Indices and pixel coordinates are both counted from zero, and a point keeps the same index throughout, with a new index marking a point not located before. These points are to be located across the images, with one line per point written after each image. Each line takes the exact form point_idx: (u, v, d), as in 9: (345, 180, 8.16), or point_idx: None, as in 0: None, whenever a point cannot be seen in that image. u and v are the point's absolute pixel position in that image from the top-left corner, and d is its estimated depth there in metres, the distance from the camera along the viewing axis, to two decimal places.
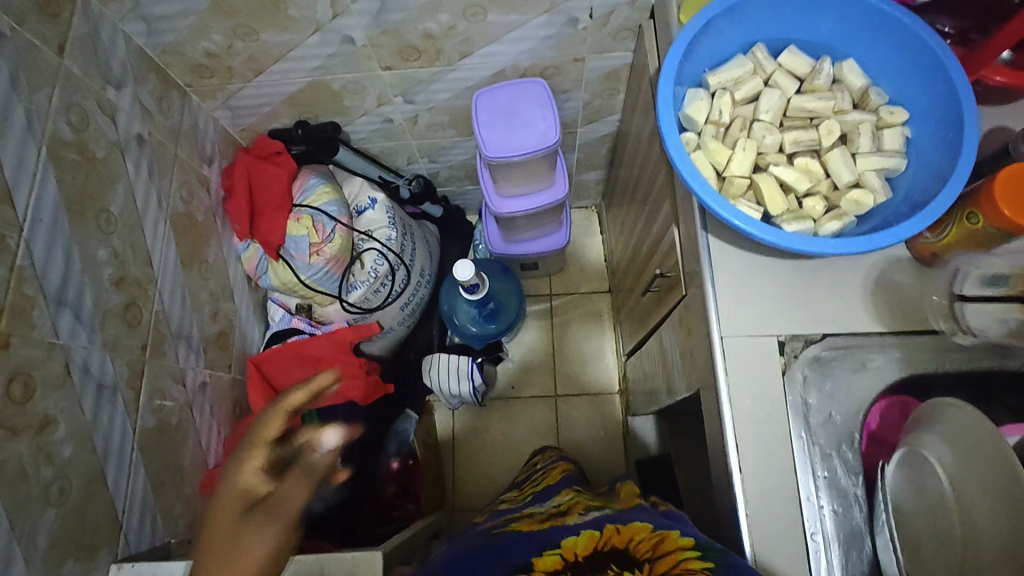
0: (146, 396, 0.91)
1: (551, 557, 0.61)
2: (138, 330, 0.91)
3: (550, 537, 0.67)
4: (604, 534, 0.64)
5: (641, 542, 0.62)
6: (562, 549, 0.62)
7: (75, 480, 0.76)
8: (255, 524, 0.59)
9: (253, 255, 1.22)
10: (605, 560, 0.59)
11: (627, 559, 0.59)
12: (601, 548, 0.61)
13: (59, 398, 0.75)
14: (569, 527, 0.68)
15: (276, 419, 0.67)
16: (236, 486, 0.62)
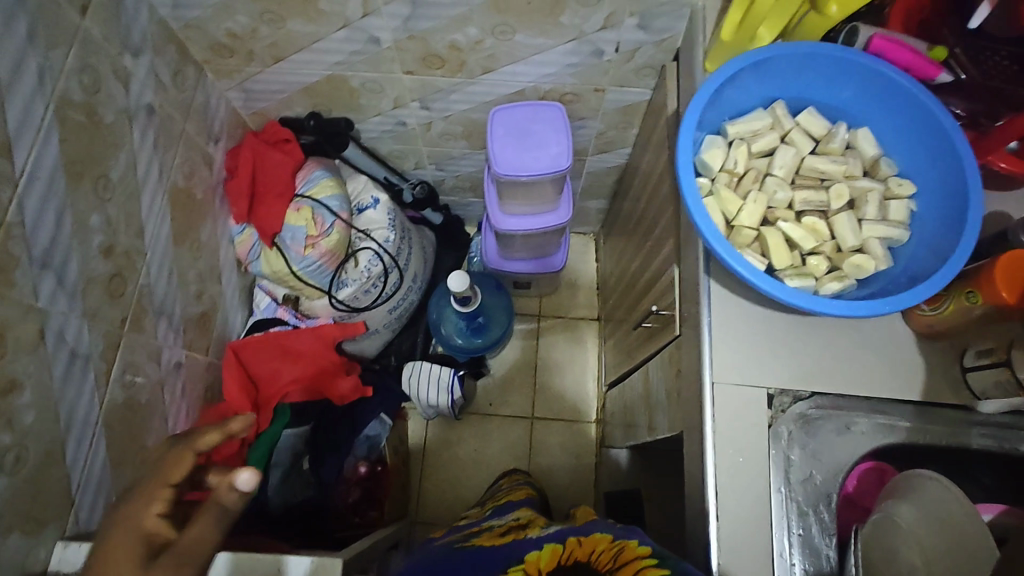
0: (118, 370, 0.88)
1: (516, 573, 0.58)
2: (120, 302, 0.88)
3: (511, 552, 0.65)
4: (566, 546, 0.63)
5: (603, 554, 0.62)
6: (526, 565, 0.60)
7: (33, 450, 0.73)
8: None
9: (247, 240, 1.20)
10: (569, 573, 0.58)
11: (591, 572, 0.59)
12: (563, 562, 0.61)
13: (28, 362, 0.72)
14: (529, 542, 0.67)
15: (188, 460, 0.59)
16: (141, 526, 0.55)
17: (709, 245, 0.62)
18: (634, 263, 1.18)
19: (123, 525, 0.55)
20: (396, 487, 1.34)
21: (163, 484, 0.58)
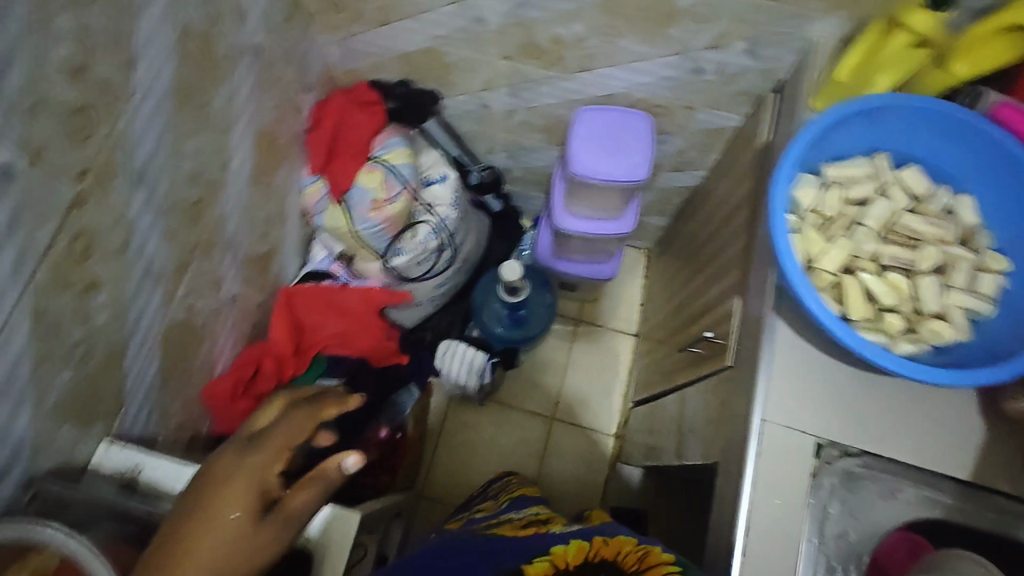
0: (183, 292, 0.92)
1: (540, 564, 0.64)
2: (196, 228, 0.92)
3: (532, 544, 0.68)
4: (593, 544, 0.67)
5: (629, 554, 0.66)
6: (551, 557, 0.65)
7: (99, 350, 0.77)
8: (269, 525, 0.61)
9: (316, 192, 1.22)
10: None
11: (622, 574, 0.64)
12: (590, 560, 0.65)
13: (110, 267, 0.76)
14: (552, 535, 0.70)
15: (307, 425, 0.70)
16: (261, 472, 0.64)
17: (799, 297, 0.61)
18: (689, 290, 1.15)
19: (249, 469, 0.63)
20: (410, 458, 1.37)
21: (284, 448, 0.66)
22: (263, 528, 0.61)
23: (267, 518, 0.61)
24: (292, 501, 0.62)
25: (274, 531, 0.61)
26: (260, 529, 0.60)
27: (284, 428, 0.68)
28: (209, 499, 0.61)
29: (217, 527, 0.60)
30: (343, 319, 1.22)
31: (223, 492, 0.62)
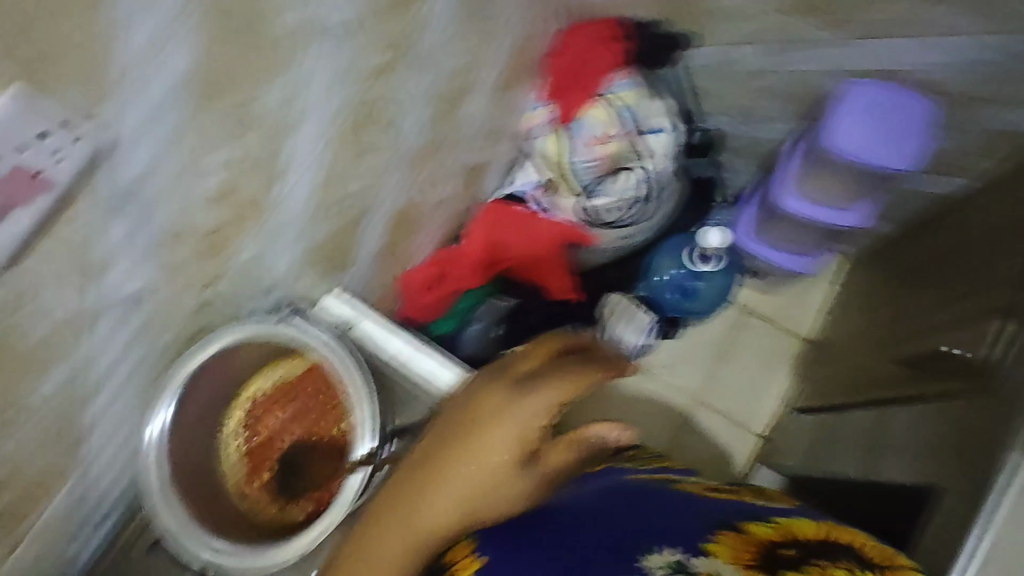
0: (417, 182, 1.00)
1: (763, 528, 0.62)
2: (442, 125, 0.98)
3: (735, 510, 0.67)
4: (814, 522, 0.62)
5: (845, 535, 0.60)
6: (778, 525, 0.62)
7: (353, 211, 0.86)
8: (530, 477, 0.65)
9: (538, 119, 1.24)
10: (817, 554, 0.57)
11: (853, 560, 0.56)
12: (810, 536, 0.60)
13: (379, 141, 0.83)
14: (752, 505, 0.68)
15: (578, 384, 0.70)
16: (529, 425, 0.66)
17: None
18: (929, 312, 1.00)
19: (512, 420, 0.66)
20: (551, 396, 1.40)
21: (553, 406, 0.67)
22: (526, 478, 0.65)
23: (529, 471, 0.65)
24: (552, 458, 0.66)
25: (535, 481, 0.65)
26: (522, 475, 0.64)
27: (555, 383, 0.69)
28: (477, 434, 0.66)
29: (484, 465, 0.64)
30: (532, 244, 1.21)
31: (489, 436, 0.65)
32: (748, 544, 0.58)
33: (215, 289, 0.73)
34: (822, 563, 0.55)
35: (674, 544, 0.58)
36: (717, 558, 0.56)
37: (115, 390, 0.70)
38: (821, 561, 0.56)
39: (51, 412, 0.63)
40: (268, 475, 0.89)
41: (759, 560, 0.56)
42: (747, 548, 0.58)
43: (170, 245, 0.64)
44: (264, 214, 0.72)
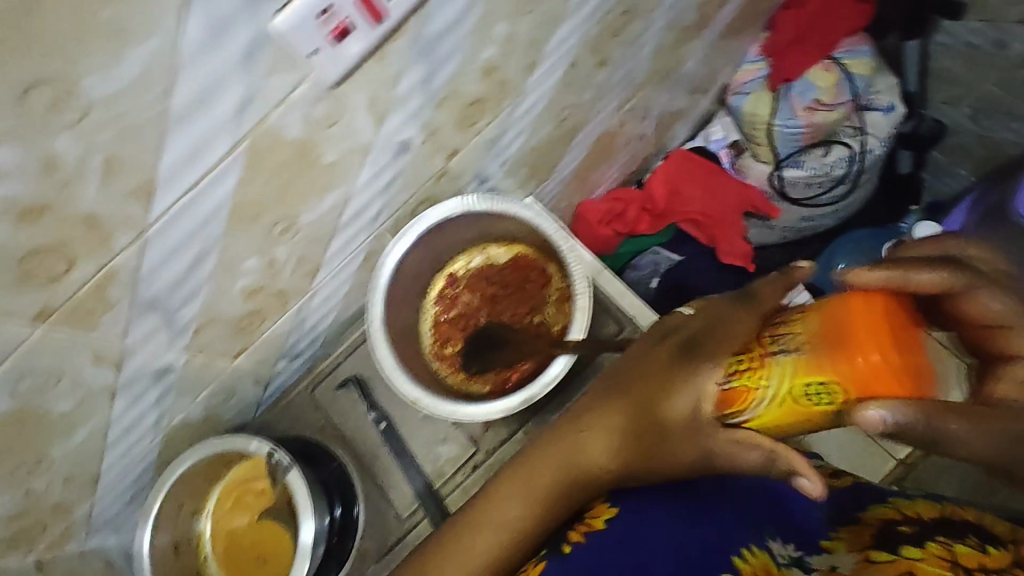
0: (627, 106, 0.98)
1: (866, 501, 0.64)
2: (670, 53, 0.96)
3: (872, 496, 0.62)
4: (945, 505, 0.55)
5: (998, 526, 0.50)
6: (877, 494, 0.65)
7: (571, 122, 0.87)
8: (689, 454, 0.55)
9: (753, 73, 1.16)
10: (937, 530, 0.51)
11: (978, 536, 0.49)
12: (947, 518, 0.52)
13: (619, 55, 0.83)
14: (876, 488, 0.64)
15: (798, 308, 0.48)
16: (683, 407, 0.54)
17: None
18: None
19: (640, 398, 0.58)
20: None
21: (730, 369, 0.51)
22: (675, 455, 0.55)
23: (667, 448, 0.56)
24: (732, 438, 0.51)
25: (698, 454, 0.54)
26: (671, 451, 0.55)
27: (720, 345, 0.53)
28: (585, 422, 0.60)
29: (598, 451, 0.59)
30: (713, 202, 1.16)
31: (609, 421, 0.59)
32: (873, 526, 0.57)
33: (450, 163, 0.73)
34: (947, 539, 0.49)
35: (792, 544, 0.59)
36: (838, 552, 0.57)
37: (345, 239, 0.70)
38: (941, 538, 0.49)
39: (301, 243, 0.64)
40: (450, 351, 0.76)
41: (874, 542, 0.54)
42: (871, 535, 0.56)
43: (442, 108, 0.64)
44: (515, 96, 0.72)
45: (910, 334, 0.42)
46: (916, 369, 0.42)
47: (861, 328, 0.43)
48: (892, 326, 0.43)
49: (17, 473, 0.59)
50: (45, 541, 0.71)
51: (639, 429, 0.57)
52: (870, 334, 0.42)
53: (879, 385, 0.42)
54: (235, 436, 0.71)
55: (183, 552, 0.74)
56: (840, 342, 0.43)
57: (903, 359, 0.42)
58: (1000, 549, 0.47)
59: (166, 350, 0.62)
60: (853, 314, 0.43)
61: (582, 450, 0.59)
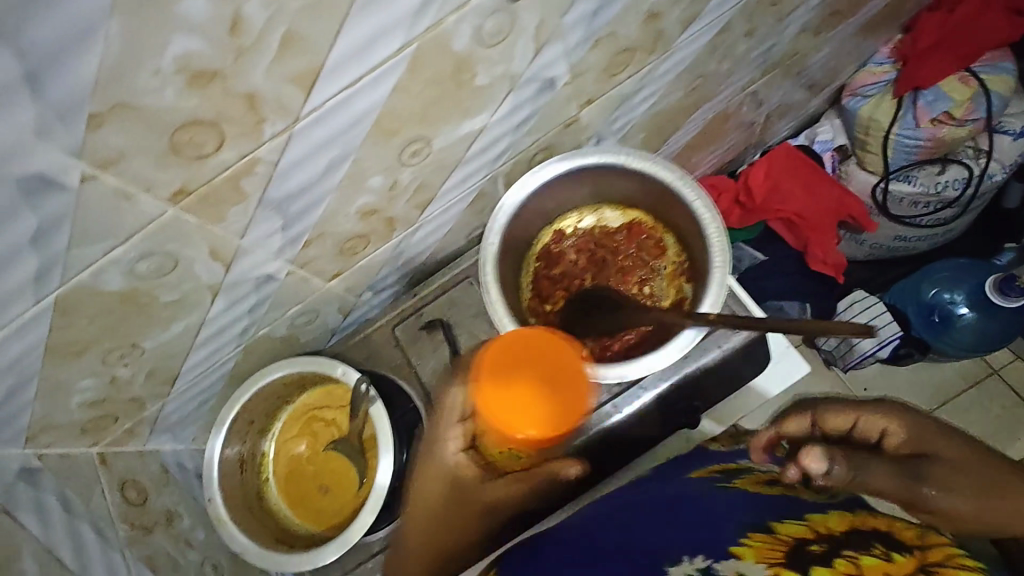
0: (751, 88, 0.93)
1: (794, 526, 0.56)
2: (810, 39, 0.90)
3: (780, 508, 0.60)
4: (856, 516, 0.57)
5: (908, 533, 0.54)
6: (810, 523, 0.56)
7: (700, 93, 0.82)
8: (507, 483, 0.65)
9: (877, 75, 1.09)
10: (846, 545, 0.51)
11: (882, 545, 0.51)
12: (855, 529, 0.54)
13: (768, 30, 0.78)
14: (795, 501, 0.62)
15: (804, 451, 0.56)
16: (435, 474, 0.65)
17: None
18: None
19: (429, 477, 0.65)
20: None
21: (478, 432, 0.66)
22: (483, 490, 0.65)
23: (484, 491, 0.65)
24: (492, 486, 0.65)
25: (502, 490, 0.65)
26: (483, 495, 0.65)
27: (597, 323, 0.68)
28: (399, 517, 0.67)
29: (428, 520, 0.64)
30: (812, 204, 1.11)
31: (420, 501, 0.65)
32: (779, 542, 0.53)
33: (581, 113, 0.69)
34: (854, 555, 0.49)
35: (702, 554, 0.53)
36: (745, 559, 0.50)
37: (464, 174, 0.66)
38: (849, 552, 0.49)
39: (425, 170, 0.61)
40: (550, 309, 0.73)
41: (785, 557, 0.49)
42: (780, 549, 0.51)
43: (598, 50, 0.60)
44: (664, 52, 0.67)
45: (564, 349, 0.62)
46: (578, 392, 0.61)
47: (520, 375, 0.61)
48: (564, 367, 0.62)
49: (110, 357, 0.58)
50: (116, 432, 0.70)
51: (457, 488, 0.65)
52: (524, 398, 0.60)
53: (522, 419, 0.60)
54: (320, 358, 0.69)
55: (248, 469, 0.72)
56: (493, 396, 0.60)
57: (553, 409, 0.60)
58: (905, 555, 0.50)
59: (273, 258, 0.60)
60: (492, 374, 0.60)
61: (421, 520, 0.65)
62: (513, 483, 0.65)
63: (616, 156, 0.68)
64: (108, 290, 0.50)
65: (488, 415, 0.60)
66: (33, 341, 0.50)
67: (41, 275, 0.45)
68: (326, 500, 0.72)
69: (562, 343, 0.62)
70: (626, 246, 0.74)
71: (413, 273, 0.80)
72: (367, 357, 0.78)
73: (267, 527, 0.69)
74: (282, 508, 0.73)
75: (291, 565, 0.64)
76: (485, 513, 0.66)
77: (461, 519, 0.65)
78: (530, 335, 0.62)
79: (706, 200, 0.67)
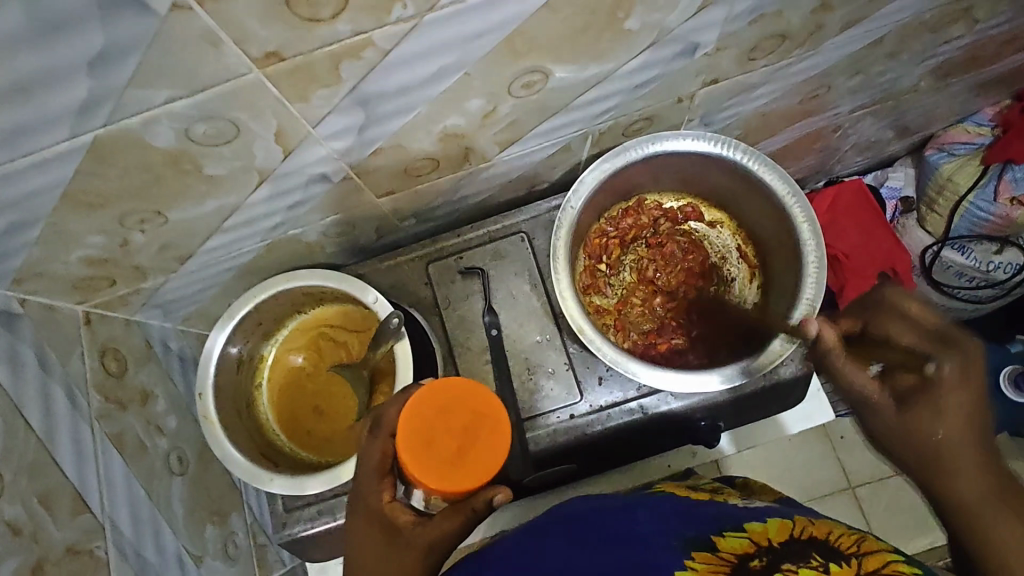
0: (855, 116, 0.87)
1: (735, 539, 0.42)
2: (930, 81, 0.84)
3: (714, 516, 0.47)
4: (800, 523, 0.44)
5: (845, 537, 0.41)
6: (749, 533, 0.43)
7: (813, 104, 0.76)
8: (441, 520, 0.46)
9: (972, 135, 1.02)
10: (787, 556, 0.39)
11: (821, 553, 0.38)
12: (795, 537, 0.41)
13: (906, 55, 0.72)
14: (736, 509, 0.49)
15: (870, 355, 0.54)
16: (372, 510, 0.49)
17: None
18: None
19: (363, 507, 0.49)
20: None
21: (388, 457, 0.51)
22: (415, 535, 0.46)
23: (416, 534, 0.46)
24: (431, 526, 0.46)
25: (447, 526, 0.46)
26: (416, 537, 0.46)
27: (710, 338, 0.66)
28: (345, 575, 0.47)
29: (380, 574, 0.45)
30: (864, 247, 1.03)
31: (361, 550, 0.47)
32: (722, 562, 0.39)
33: (701, 92, 0.63)
34: (795, 567, 0.37)
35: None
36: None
37: (561, 122, 0.59)
38: (789, 564, 0.38)
39: (527, 106, 0.54)
40: (600, 289, 0.68)
41: None
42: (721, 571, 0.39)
43: (753, 27, 0.53)
44: (808, 49, 0.61)
45: (497, 412, 0.51)
46: (492, 457, 0.50)
47: (448, 426, 0.50)
48: (485, 427, 0.51)
49: (128, 219, 0.51)
50: (107, 295, 0.64)
51: (383, 530, 0.48)
52: (450, 443, 0.50)
53: (443, 474, 0.49)
54: (351, 279, 0.63)
55: (243, 370, 0.66)
56: (416, 440, 0.49)
57: (465, 468, 0.49)
58: (843, 565, 0.37)
59: (334, 158, 0.52)
60: (417, 414, 0.50)
61: (364, 560, 0.47)
62: (451, 518, 0.46)
63: (732, 151, 0.61)
64: (152, 144, 0.43)
65: (406, 462, 0.49)
66: (52, 180, 0.43)
67: (86, 108, 0.38)
68: (318, 424, 0.67)
69: (500, 408, 0.52)
70: (705, 246, 0.70)
71: (462, 211, 0.73)
72: (392, 286, 0.72)
73: (253, 437, 0.64)
74: (270, 420, 0.68)
75: (271, 484, 0.60)
76: (426, 565, 0.46)
77: (393, 575, 0.45)
78: (435, 395, 0.51)
79: (815, 228, 0.60)
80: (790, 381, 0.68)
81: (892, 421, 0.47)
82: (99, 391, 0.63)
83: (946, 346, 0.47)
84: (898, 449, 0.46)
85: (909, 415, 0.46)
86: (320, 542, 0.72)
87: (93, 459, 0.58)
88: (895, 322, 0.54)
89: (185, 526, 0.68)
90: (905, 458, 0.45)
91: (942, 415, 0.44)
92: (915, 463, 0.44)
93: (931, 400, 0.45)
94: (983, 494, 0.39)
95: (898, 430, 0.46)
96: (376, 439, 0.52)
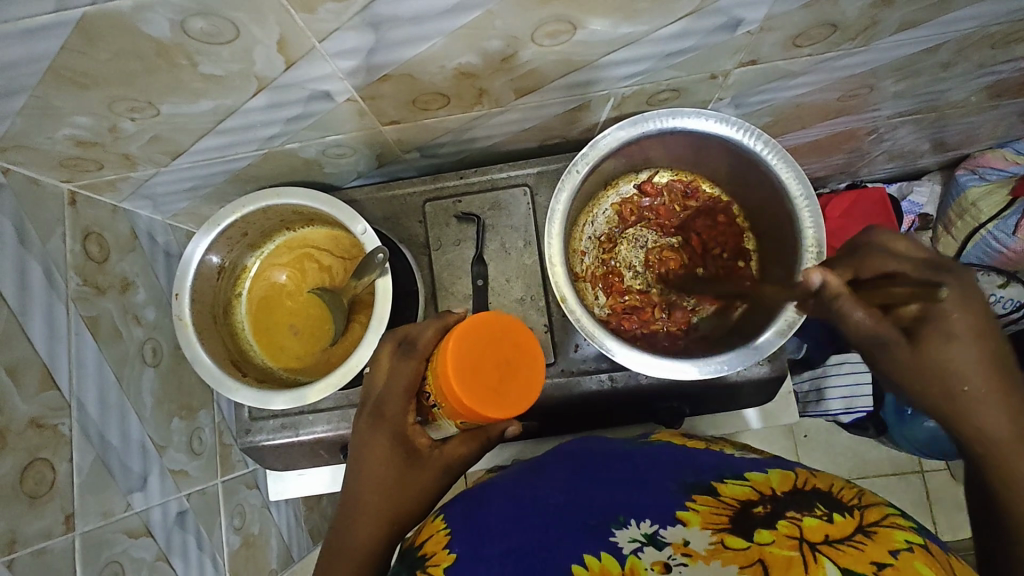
0: (896, 122, 0.82)
1: (736, 487, 0.47)
2: (981, 98, 0.80)
3: (717, 466, 0.52)
4: (803, 475, 0.48)
5: (845, 491, 0.45)
6: (751, 483, 0.47)
7: (854, 101, 0.72)
8: (455, 446, 0.53)
9: (1009, 162, 0.96)
10: (791, 504, 0.43)
11: (824, 505, 0.43)
12: (799, 488, 0.46)
13: (964, 65, 0.68)
14: (733, 459, 0.53)
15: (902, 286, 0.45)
16: (393, 431, 0.53)
17: None
18: None
19: (382, 427, 0.53)
20: None
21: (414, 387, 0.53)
22: (432, 458, 0.53)
23: (434, 458, 0.53)
24: (447, 451, 0.53)
25: (456, 454, 0.53)
26: (433, 460, 0.53)
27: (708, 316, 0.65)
28: (355, 484, 0.53)
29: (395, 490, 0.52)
30: None
31: (371, 466, 0.52)
32: (726, 505, 0.45)
33: (736, 71, 0.59)
34: (798, 515, 0.41)
35: (647, 516, 0.45)
36: (692, 527, 0.43)
37: (584, 78, 0.56)
38: (792, 513, 0.42)
39: (549, 56, 0.51)
40: (583, 255, 0.68)
41: (731, 523, 0.42)
42: (725, 513, 0.44)
43: (804, 11, 0.50)
44: (859, 44, 0.57)
45: (535, 359, 0.51)
46: (531, 390, 0.50)
47: (489, 359, 0.49)
48: (523, 360, 0.50)
49: (118, 105, 0.49)
50: (95, 178, 0.62)
51: (405, 452, 0.53)
52: (495, 373, 0.49)
53: (483, 402, 0.48)
54: (342, 206, 0.61)
55: (223, 278, 0.66)
56: (463, 362, 0.49)
57: (499, 402, 0.49)
58: (846, 516, 0.41)
59: (339, 77, 0.50)
60: (467, 339, 0.49)
61: (376, 474, 0.52)
62: (465, 444, 0.53)
63: (754, 140, 0.58)
64: (144, 32, 0.40)
65: (453, 387, 0.48)
66: (38, 52, 0.41)
67: None
68: (291, 342, 0.68)
69: (538, 351, 0.51)
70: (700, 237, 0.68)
71: (468, 153, 0.71)
72: (386, 218, 0.71)
73: (225, 344, 0.65)
74: (245, 330, 0.68)
75: (238, 393, 0.60)
76: (439, 483, 0.53)
77: (410, 496, 0.52)
78: (480, 328, 0.50)
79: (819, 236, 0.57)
80: (757, 382, 0.69)
81: (906, 358, 0.46)
82: (78, 272, 0.62)
83: (938, 270, 0.47)
84: (915, 382, 0.47)
85: (924, 346, 0.46)
86: (279, 453, 0.74)
87: (65, 336, 0.59)
88: (885, 258, 0.48)
89: (153, 415, 0.70)
90: (915, 384, 0.47)
91: (957, 344, 0.45)
92: (934, 396, 0.46)
93: (944, 331, 0.45)
94: (1006, 430, 0.43)
95: (917, 366, 0.46)
96: (406, 361, 0.53)
